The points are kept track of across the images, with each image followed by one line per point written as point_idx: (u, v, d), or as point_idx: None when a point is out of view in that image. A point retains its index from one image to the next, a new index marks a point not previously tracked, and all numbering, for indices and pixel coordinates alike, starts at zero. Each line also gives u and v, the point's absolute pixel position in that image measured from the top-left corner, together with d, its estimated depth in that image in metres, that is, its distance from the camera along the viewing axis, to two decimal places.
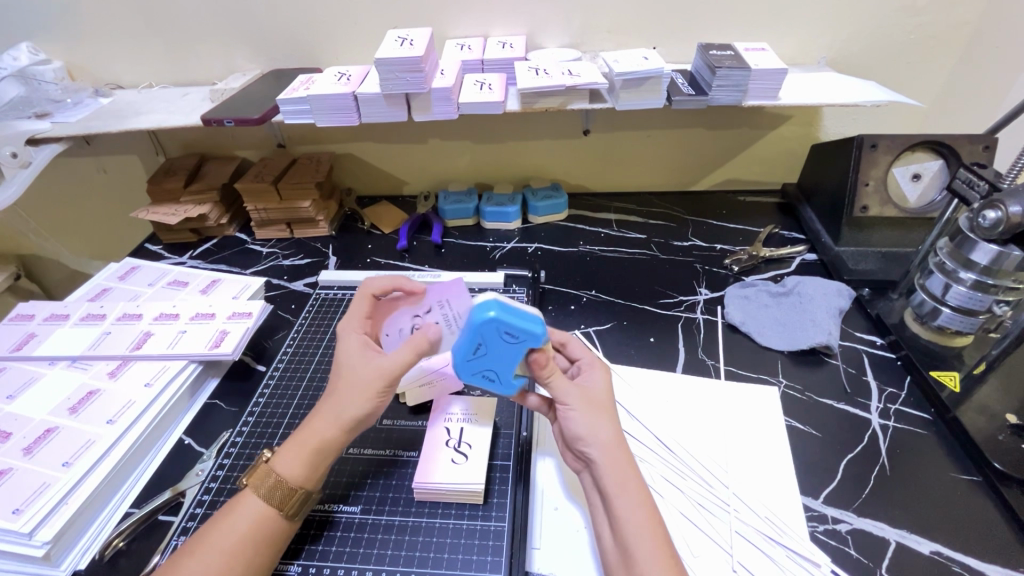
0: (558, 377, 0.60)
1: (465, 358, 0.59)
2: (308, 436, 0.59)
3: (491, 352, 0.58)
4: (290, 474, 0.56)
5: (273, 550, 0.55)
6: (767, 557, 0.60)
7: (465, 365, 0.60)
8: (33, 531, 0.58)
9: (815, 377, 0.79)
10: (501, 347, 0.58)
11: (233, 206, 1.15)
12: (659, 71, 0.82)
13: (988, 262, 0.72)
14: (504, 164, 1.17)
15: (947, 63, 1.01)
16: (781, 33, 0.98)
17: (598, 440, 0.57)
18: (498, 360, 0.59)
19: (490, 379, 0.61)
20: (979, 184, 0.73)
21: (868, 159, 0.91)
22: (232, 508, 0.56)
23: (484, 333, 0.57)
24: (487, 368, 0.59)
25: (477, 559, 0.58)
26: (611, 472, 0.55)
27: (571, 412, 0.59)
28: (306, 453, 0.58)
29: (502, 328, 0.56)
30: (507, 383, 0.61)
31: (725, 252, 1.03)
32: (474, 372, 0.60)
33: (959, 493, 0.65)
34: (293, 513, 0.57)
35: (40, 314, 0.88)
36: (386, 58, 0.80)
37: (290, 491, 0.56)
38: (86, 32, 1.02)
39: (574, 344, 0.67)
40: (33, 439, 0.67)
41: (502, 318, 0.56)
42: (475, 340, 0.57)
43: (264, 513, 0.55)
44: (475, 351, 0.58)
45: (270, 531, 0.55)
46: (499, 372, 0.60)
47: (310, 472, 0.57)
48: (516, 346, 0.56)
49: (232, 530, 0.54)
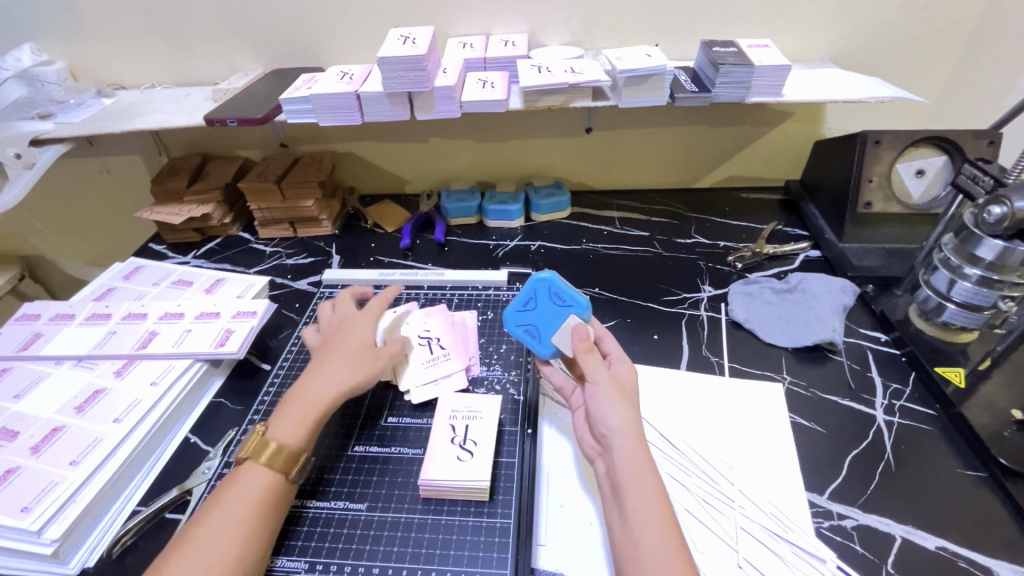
0: (593, 354, 0.64)
1: (515, 307, 0.71)
2: (304, 399, 0.62)
3: (538, 310, 0.70)
4: (290, 435, 0.59)
5: (277, 516, 0.55)
6: (772, 553, 0.60)
7: (514, 315, 0.71)
8: (41, 529, 0.58)
9: (820, 374, 0.79)
10: (548, 308, 0.69)
11: (236, 205, 1.15)
12: (662, 68, 0.82)
13: (993, 257, 0.72)
14: (506, 162, 1.17)
15: (950, 58, 1.00)
16: (783, 30, 0.98)
17: (618, 427, 0.58)
18: (542, 318, 0.69)
19: (530, 335, 0.70)
20: (984, 179, 0.73)
21: (872, 155, 0.91)
22: (233, 481, 0.56)
23: (538, 291, 0.70)
24: (533, 323, 0.70)
25: (483, 555, 0.58)
26: (630, 462, 0.56)
27: (599, 396, 0.60)
28: (306, 416, 0.61)
29: (553, 289, 0.69)
30: (543, 343, 0.69)
31: (728, 250, 1.03)
32: (519, 323, 0.71)
33: (965, 489, 0.65)
34: (295, 477, 0.58)
35: (45, 313, 0.88)
36: (388, 56, 0.80)
37: (294, 453, 0.58)
38: (89, 32, 1.02)
39: (609, 339, 0.68)
40: (40, 437, 0.68)
41: (556, 279, 0.69)
42: (527, 293, 0.70)
43: (268, 478, 0.56)
44: (526, 305, 0.71)
45: (274, 496, 0.56)
46: (539, 332, 0.70)
47: (309, 434, 0.60)
48: (562, 307, 0.68)
49: (239, 500, 0.54)
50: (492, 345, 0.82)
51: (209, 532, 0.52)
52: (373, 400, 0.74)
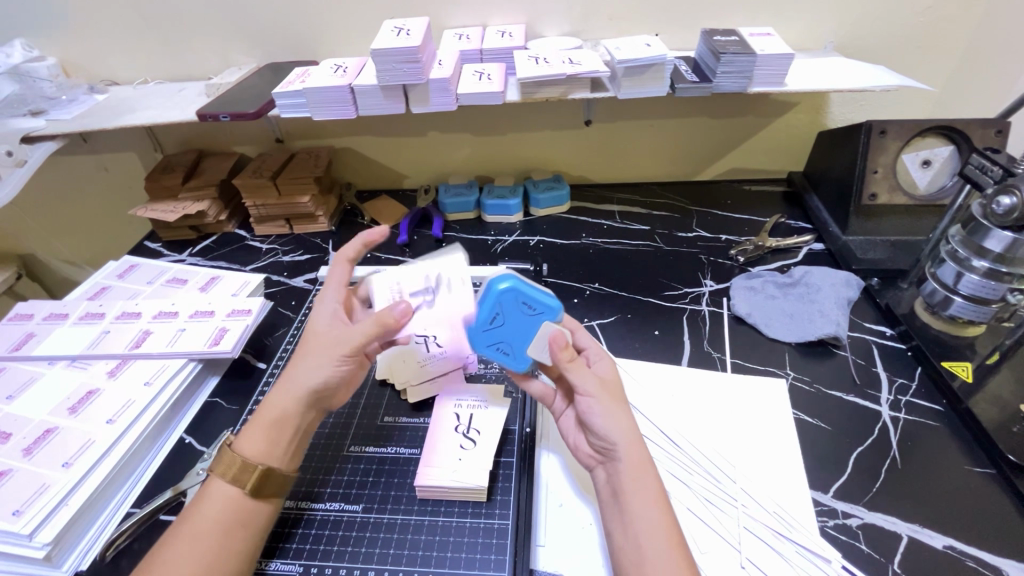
0: (577, 365, 0.58)
1: (482, 328, 0.61)
2: (268, 412, 0.59)
3: (507, 324, 0.61)
4: (251, 451, 0.57)
5: (249, 528, 0.55)
6: (776, 553, 0.59)
7: (481, 336, 0.61)
8: (33, 533, 0.57)
9: (823, 370, 0.77)
10: (519, 319, 0.60)
11: (232, 202, 1.13)
12: (662, 58, 0.80)
13: (1002, 249, 0.70)
14: (505, 156, 1.15)
15: (957, 46, 0.98)
16: (787, 18, 0.96)
17: (615, 435, 0.56)
18: (515, 332, 0.61)
19: (505, 353, 0.62)
20: (993, 169, 0.71)
21: (877, 146, 0.89)
22: (202, 497, 0.56)
23: (504, 303, 0.60)
24: (503, 340, 0.61)
25: (481, 557, 0.57)
26: (631, 470, 0.54)
27: (592, 403, 0.57)
28: (267, 430, 0.58)
29: (521, 297, 0.60)
30: (519, 359, 0.62)
31: (730, 243, 1.02)
32: (489, 344, 0.62)
33: (973, 486, 0.63)
34: (262, 491, 0.56)
35: (39, 313, 0.87)
36: (382, 49, 0.78)
37: (250, 468, 0.56)
38: (79, 27, 1.00)
39: (583, 333, 0.64)
40: (32, 439, 0.67)
41: (521, 287, 0.60)
42: (493, 309, 0.60)
43: (234, 494, 0.55)
44: (493, 321, 0.61)
45: (242, 512, 0.55)
46: (512, 347, 0.62)
47: (270, 446, 0.57)
48: (534, 316, 0.60)
49: (203, 517, 0.54)
50: None
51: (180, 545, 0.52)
52: (369, 399, 0.73)
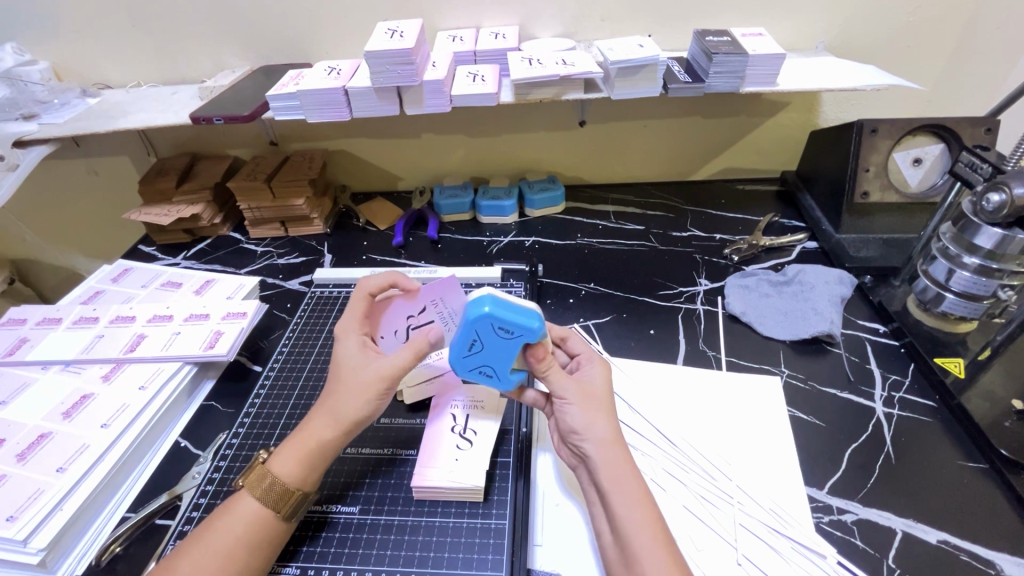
0: (556, 371, 0.59)
1: (460, 355, 0.59)
2: (306, 437, 0.59)
3: (486, 348, 0.58)
4: (287, 475, 0.56)
5: (268, 549, 0.54)
6: (770, 550, 0.59)
7: (462, 362, 0.60)
8: (27, 539, 0.57)
9: (817, 367, 0.78)
10: (498, 344, 0.57)
11: (226, 205, 1.13)
12: (655, 59, 0.80)
13: (992, 246, 0.71)
14: (500, 157, 1.15)
15: (946, 45, 0.99)
16: (778, 18, 0.96)
17: (594, 437, 0.56)
18: (495, 356, 0.58)
19: (487, 375, 0.60)
20: (982, 166, 0.72)
21: (868, 144, 0.89)
22: (228, 508, 0.55)
23: (480, 329, 0.57)
24: (484, 365, 0.59)
25: (478, 557, 0.57)
26: (608, 467, 0.54)
27: (568, 405, 0.58)
28: (304, 455, 0.58)
29: (496, 324, 0.56)
30: (504, 379, 0.60)
31: (724, 242, 1.02)
32: (470, 368, 0.60)
33: (965, 481, 0.64)
34: (290, 514, 0.56)
35: (32, 318, 0.87)
36: (375, 50, 0.78)
37: (288, 493, 0.55)
38: (71, 30, 1.00)
39: (574, 338, 0.66)
40: (26, 444, 0.66)
41: (496, 313, 0.56)
42: (469, 336, 0.57)
43: (262, 514, 0.55)
44: (470, 348, 0.58)
45: (266, 531, 0.54)
46: (496, 369, 0.60)
47: (307, 474, 0.57)
48: (511, 340, 0.56)
49: (217, 528, 0.53)
50: None
51: (192, 554, 0.51)
52: None
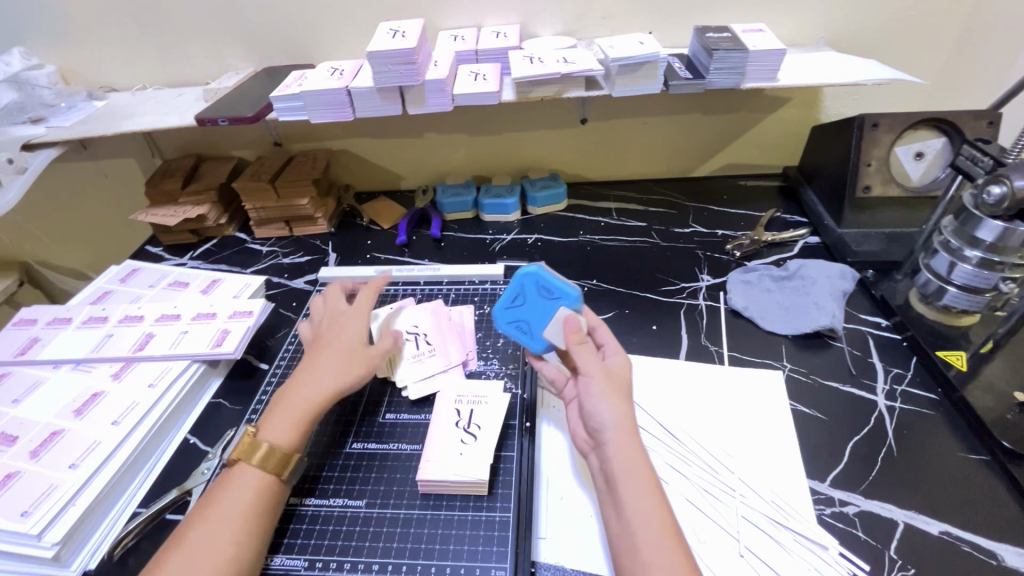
0: (584, 347, 0.60)
1: (505, 304, 0.66)
2: (297, 403, 0.61)
3: (526, 305, 0.65)
4: (281, 437, 0.58)
5: (271, 514, 0.56)
6: (772, 541, 0.60)
7: (504, 312, 0.67)
8: (41, 533, 0.58)
9: (819, 361, 0.78)
10: (538, 302, 0.64)
11: (232, 205, 1.14)
12: (655, 56, 0.81)
13: (993, 239, 0.71)
14: (502, 156, 1.16)
15: (947, 38, 0.99)
16: (779, 14, 0.97)
17: (609, 421, 0.57)
18: (533, 313, 0.65)
19: (523, 331, 0.66)
20: (983, 160, 0.72)
21: (869, 139, 0.90)
22: (226, 481, 0.56)
23: (526, 285, 0.65)
24: (521, 319, 0.66)
25: (483, 550, 0.58)
26: (621, 454, 0.55)
27: (591, 385, 0.59)
28: (294, 419, 0.60)
29: (541, 282, 0.63)
30: (535, 338, 0.66)
31: (726, 238, 1.03)
32: (509, 320, 0.67)
33: (967, 472, 0.64)
34: (287, 477, 0.58)
35: (42, 318, 0.88)
36: (378, 51, 0.79)
37: (284, 454, 0.58)
38: (78, 35, 1.01)
39: (603, 330, 0.67)
40: (39, 441, 0.68)
41: (545, 272, 0.63)
42: (515, 287, 0.65)
43: (261, 480, 0.56)
44: (514, 301, 0.66)
45: (271, 497, 0.56)
46: (530, 327, 0.66)
47: (298, 435, 0.60)
48: (550, 299, 0.63)
49: (228, 505, 0.54)
50: (489, 338, 0.81)
51: (208, 529, 0.52)
52: (371, 396, 0.74)
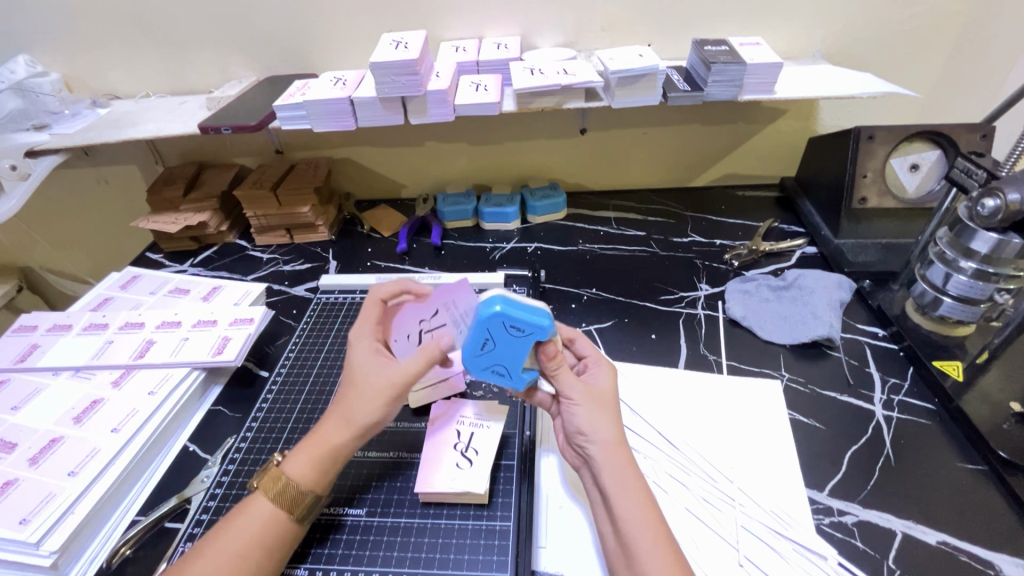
0: (564, 370, 0.60)
1: (473, 354, 0.60)
2: (320, 441, 0.59)
3: (499, 347, 0.59)
4: (301, 479, 0.57)
5: (283, 551, 0.55)
6: (772, 551, 0.60)
7: (475, 361, 0.61)
8: (40, 541, 0.58)
9: (817, 371, 0.79)
10: (507, 343, 0.58)
11: (233, 213, 1.14)
12: (654, 68, 0.82)
13: (988, 250, 0.72)
14: (502, 165, 1.17)
15: (941, 53, 1.00)
16: (775, 28, 0.98)
17: (598, 439, 0.57)
18: (507, 355, 0.59)
19: (501, 374, 0.61)
20: (977, 172, 0.73)
21: (865, 151, 0.91)
22: (241, 511, 0.56)
23: (492, 328, 0.58)
24: (496, 364, 0.60)
25: (483, 559, 0.58)
26: (611, 469, 0.55)
27: (574, 406, 0.59)
28: (320, 461, 0.58)
29: (507, 322, 0.57)
30: (517, 377, 0.61)
31: (725, 247, 1.03)
32: (485, 367, 0.61)
33: (964, 482, 0.64)
34: (302, 516, 0.57)
35: (42, 325, 0.88)
36: (381, 62, 0.80)
37: (300, 496, 0.56)
38: (83, 43, 1.02)
39: (582, 341, 0.66)
40: (38, 449, 0.68)
41: (507, 311, 0.57)
42: (481, 334, 0.58)
43: (274, 516, 0.56)
44: (483, 347, 0.59)
45: (280, 533, 0.55)
46: (509, 369, 0.61)
47: (321, 479, 0.58)
48: (522, 337, 0.57)
49: (238, 531, 0.54)
50: None
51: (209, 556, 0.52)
52: None
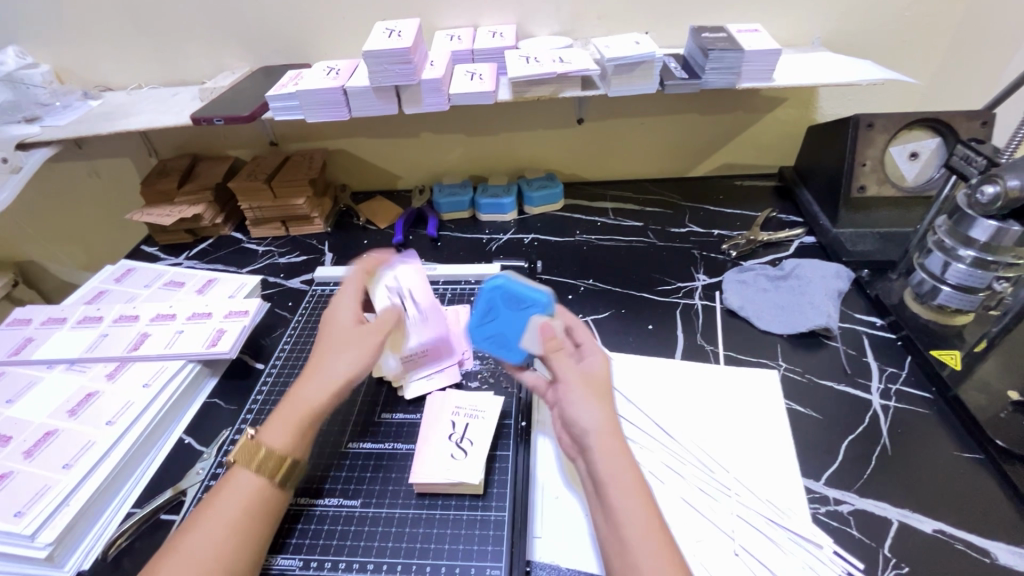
0: (562, 352, 0.63)
1: (476, 323, 0.66)
2: (296, 404, 0.60)
3: (499, 319, 0.65)
4: (278, 440, 0.57)
5: (267, 519, 0.55)
6: (767, 539, 0.60)
7: (478, 331, 0.67)
8: (35, 534, 0.58)
9: (814, 360, 0.79)
10: (507, 314, 0.65)
11: (228, 205, 1.14)
12: (651, 55, 0.81)
13: (987, 238, 0.71)
14: (498, 156, 1.16)
15: (942, 39, 0.99)
16: (774, 15, 0.97)
17: (590, 427, 0.56)
18: (506, 326, 0.65)
19: (501, 347, 0.66)
20: (977, 160, 0.72)
21: (864, 139, 0.90)
22: (221, 488, 0.56)
23: (493, 300, 0.65)
24: (498, 334, 0.66)
25: (478, 548, 0.58)
26: (604, 458, 0.54)
27: (569, 394, 0.59)
28: (295, 422, 0.59)
29: (507, 293, 0.65)
30: (514, 350, 0.66)
31: (723, 238, 1.03)
32: (485, 337, 0.66)
33: (960, 471, 0.64)
34: (283, 482, 0.57)
35: (37, 318, 0.88)
36: (374, 50, 0.79)
37: (279, 457, 0.56)
38: (74, 34, 1.01)
39: (582, 329, 0.65)
40: (33, 442, 0.67)
41: (509, 284, 0.65)
42: (484, 304, 0.65)
43: (257, 484, 0.55)
44: (486, 317, 0.66)
45: (262, 502, 0.55)
46: (507, 342, 0.66)
47: (299, 439, 0.58)
48: (521, 308, 0.64)
49: (223, 510, 0.54)
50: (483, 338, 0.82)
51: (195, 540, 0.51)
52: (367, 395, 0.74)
